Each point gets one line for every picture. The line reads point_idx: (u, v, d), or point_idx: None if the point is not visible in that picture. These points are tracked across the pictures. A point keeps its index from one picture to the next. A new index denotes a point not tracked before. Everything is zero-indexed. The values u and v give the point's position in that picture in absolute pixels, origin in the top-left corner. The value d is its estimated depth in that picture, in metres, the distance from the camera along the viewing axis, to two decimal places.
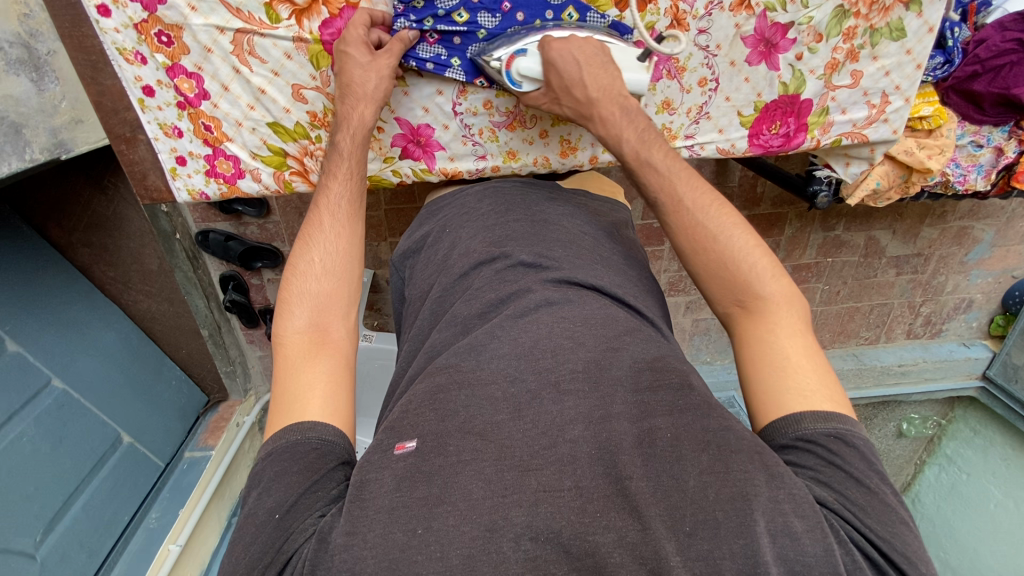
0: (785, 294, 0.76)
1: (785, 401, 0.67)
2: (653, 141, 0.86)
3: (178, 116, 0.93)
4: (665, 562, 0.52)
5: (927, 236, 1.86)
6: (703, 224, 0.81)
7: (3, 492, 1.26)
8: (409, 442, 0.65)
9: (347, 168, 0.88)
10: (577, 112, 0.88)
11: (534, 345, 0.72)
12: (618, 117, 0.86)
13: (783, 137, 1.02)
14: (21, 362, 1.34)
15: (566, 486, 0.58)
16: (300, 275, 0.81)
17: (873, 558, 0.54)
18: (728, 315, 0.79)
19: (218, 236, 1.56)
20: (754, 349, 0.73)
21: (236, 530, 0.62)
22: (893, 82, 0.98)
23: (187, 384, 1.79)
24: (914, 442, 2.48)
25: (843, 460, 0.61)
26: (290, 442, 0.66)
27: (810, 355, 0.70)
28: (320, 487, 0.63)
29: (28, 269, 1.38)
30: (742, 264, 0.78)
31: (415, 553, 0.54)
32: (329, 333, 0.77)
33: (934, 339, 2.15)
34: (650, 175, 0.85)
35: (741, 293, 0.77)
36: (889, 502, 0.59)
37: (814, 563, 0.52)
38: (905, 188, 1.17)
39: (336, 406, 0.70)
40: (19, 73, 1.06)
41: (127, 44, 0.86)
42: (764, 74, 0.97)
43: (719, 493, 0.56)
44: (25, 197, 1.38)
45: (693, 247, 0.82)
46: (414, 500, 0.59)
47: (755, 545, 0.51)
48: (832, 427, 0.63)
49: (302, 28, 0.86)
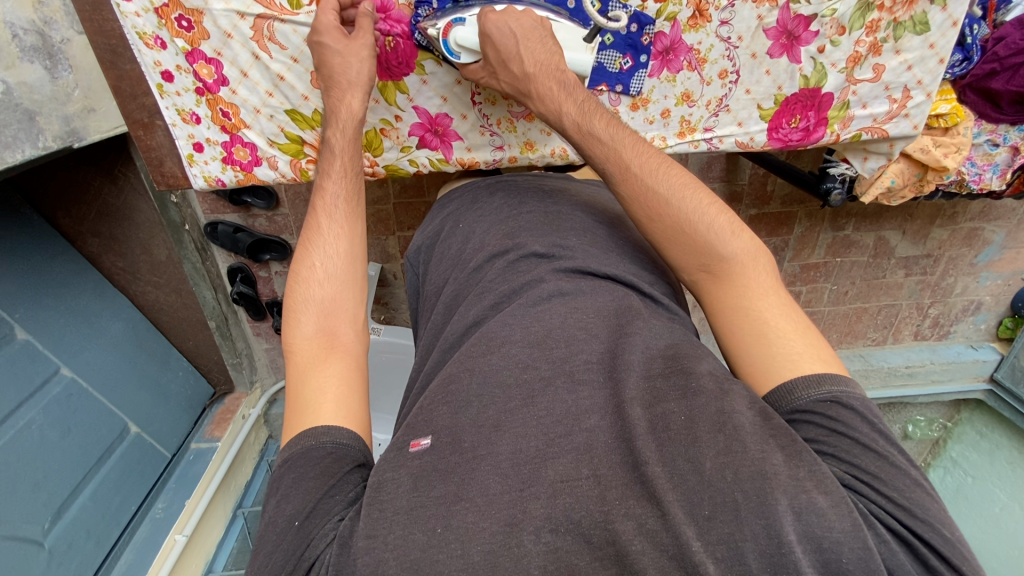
0: (747, 250, 0.76)
1: (776, 371, 0.67)
2: (593, 112, 0.83)
3: (197, 101, 0.92)
4: (687, 548, 0.51)
5: (937, 236, 1.86)
6: (654, 190, 0.79)
7: (12, 480, 1.26)
8: (424, 439, 0.65)
9: (339, 166, 0.86)
10: (515, 88, 0.85)
11: (548, 334, 0.71)
12: (554, 92, 0.83)
13: (803, 131, 1.01)
14: (31, 351, 1.34)
15: (584, 475, 0.57)
16: (303, 283, 0.80)
17: (896, 529, 0.53)
18: (695, 282, 0.78)
19: (226, 228, 1.56)
20: (733, 317, 0.73)
21: (257, 538, 0.62)
22: (915, 76, 0.96)
23: (194, 375, 1.79)
24: (919, 444, 2.46)
25: (847, 426, 0.59)
26: (304, 448, 0.65)
27: (790, 316, 0.70)
28: (336, 491, 0.63)
29: (37, 257, 1.38)
30: (699, 225, 0.77)
31: (436, 552, 0.54)
32: (338, 335, 0.77)
33: (941, 342, 2.15)
34: (596, 145, 0.82)
35: (706, 258, 0.76)
36: (898, 463, 0.57)
37: (843, 540, 0.50)
38: (919, 187, 1.17)
39: (348, 409, 0.70)
40: (33, 60, 1.06)
41: (147, 29, 0.86)
42: (785, 67, 0.96)
43: (737, 473, 0.54)
44: (37, 185, 1.38)
45: (648, 215, 0.80)
46: (432, 499, 0.58)
47: (778, 525, 0.50)
48: (827, 391, 0.62)
49: None
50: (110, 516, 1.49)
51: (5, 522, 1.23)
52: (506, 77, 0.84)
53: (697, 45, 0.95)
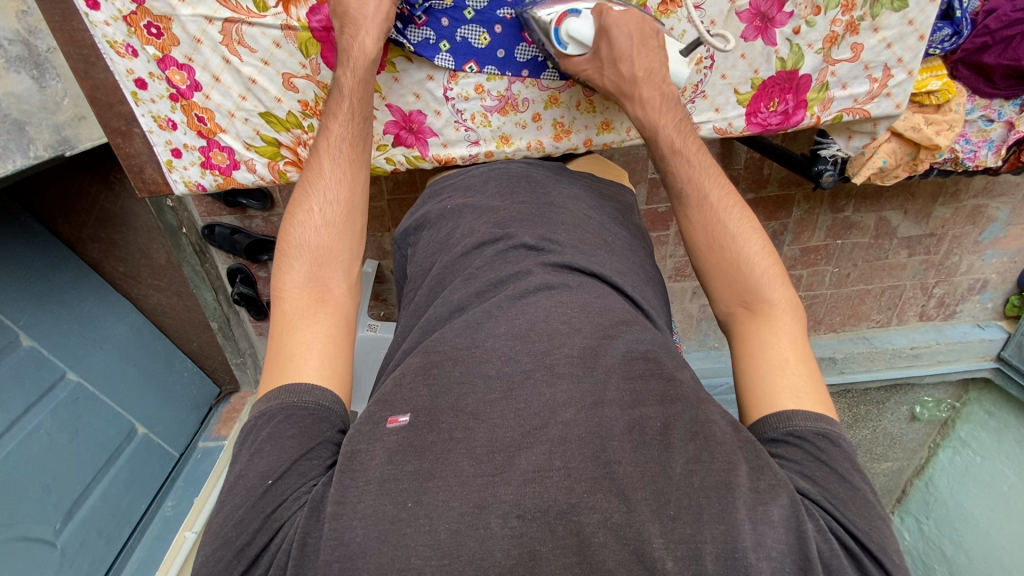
0: (792, 303, 0.78)
1: (776, 399, 0.68)
2: (687, 133, 0.89)
3: (171, 108, 0.93)
4: (647, 544, 0.52)
5: (940, 215, 1.82)
6: (723, 224, 0.84)
7: (22, 483, 1.30)
8: (402, 416, 0.63)
9: (348, 107, 0.85)
10: (618, 87, 0.89)
11: (530, 328, 0.71)
12: (656, 101, 0.88)
13: (782, 115, 1.00)
14: (36, 356, 1.38)
15: (556, 466, 0.57)
16: (299, 224, 0.81)
17: (850, 547, 0.55)
18: (730, 315, 0.81)
19: (223, 230, 1.56)
20: (753, 346, 0.74)
21: (223, 492, 0.60)
22: (895, 54, 0.95)
23: (199, 376, 1.82)
24: (928, 425, 2.44)
25: (829, 458, 0.62)
26: (288, 405, 0.65)
27: (805, 359, 0.72)
28: (314, 456, 0.62)
29: (37, 264, 1.41)
30: (754, 268, 0.81)
31: (404, 526, 0.53)
32: (329, 288, 0.77)
33: (947, 322, 2.12)
34: (682, 165, 0.88)
35: (750, 295, 0.79)
36: (870, 497, 0.60)
37: (788, 552, 0.52)
38: (913, 166, 1.15)
39: (333, 369, 0.70)
40: (20, 70, 1.07)
41: (118, 37, 0.86)
42: (760, 50, 0.95)
43: (704, 481, 0.56)
44: (35, 194, 1.40)
45: (710, 243, 0.85)
46: (405, 473, 0.58)
47: (735, 531, 0.52)
48: (820, 425, 0.64)
49: (290, 16, 0.87)
50: (120, 514, 1.53)
51: (15, 522, 1.27)
52: (613, 75, 0.88)
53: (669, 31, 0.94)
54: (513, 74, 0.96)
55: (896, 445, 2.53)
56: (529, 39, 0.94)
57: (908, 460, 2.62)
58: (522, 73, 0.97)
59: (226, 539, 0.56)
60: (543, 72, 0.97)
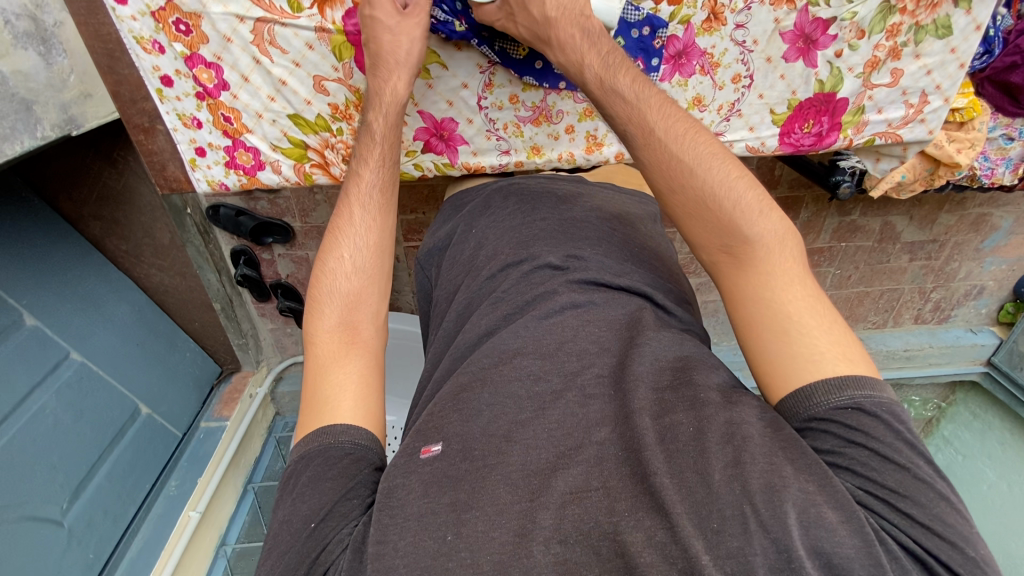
0: (775, 232, 0.71)
1: (794, 374, 0.63)
2: (619, 65, 0.79)
3: (197, 106, 0.91)
4: (695, 561, 0.50)
5: (944, 222, 1.84)
6: (678, 158, 0.75)
7: (30, 462, 1.30)
8: (435, 446, 0.64)
9: (378, 154, 0.85)
10: (534, 34, 0.81)
11: (558, 347, 0.71)
12: (576, 41, 0.80)
13: (815, 136, 1.02)
14: (40, 337, 1.36)
15: (594, 486, 0.57)
16: (329, 274, 0.80)
17: (908, 545, 0.51)
18: (714, 264, 0.74)
19: (229, 211, 1.53)
20: (754, 307, 0.68)
21: (270, 538, 0.60)
22: (933, 82, 0.97)
23: (202, 356, 1.81)
24: (913, 423, 2.51)
25: (869, 437, 0.56)
26: (324, 447, 0.64)
27: (810, 307, 0.66)
28: (353, 495, 0.61)
29: (39, 241, 1.38)
30: (725, 202, 0.72)
31: (446, 561, 0.53)
32: (358, 331, 0.76)
33: (941, 325, 2.16)
34: (618, 103, 0.78)
35: (730, 239, 0.71)
36: (924, 477, 0.54)
37: (855, 556, 0.49)
38: (931, 181, 1.14)
39: (368, 409, 0.69)
40: (27, 46, 1.02)
41: (144, 33, 0.84)
42: (800, 71, 0.96)
43: (746, 486, 0.53)
44: (37, 169, 1.37)
45: (670, 185, 0.75)
46: (442, 506, 0.58)
47: (787, 539, 0.49)
48: (848, 396, 0.59)
49: (325, 18, 0.84)
50: (125, 493, 1.54)
51: (24, 503, 1.28)
52: (525, 20, 0.81)
53: (710, 49, 0.94)
54: (549, 86, 0.95)
55: None
56: None
57: None
58: (559, 85, 0.95)
59: None
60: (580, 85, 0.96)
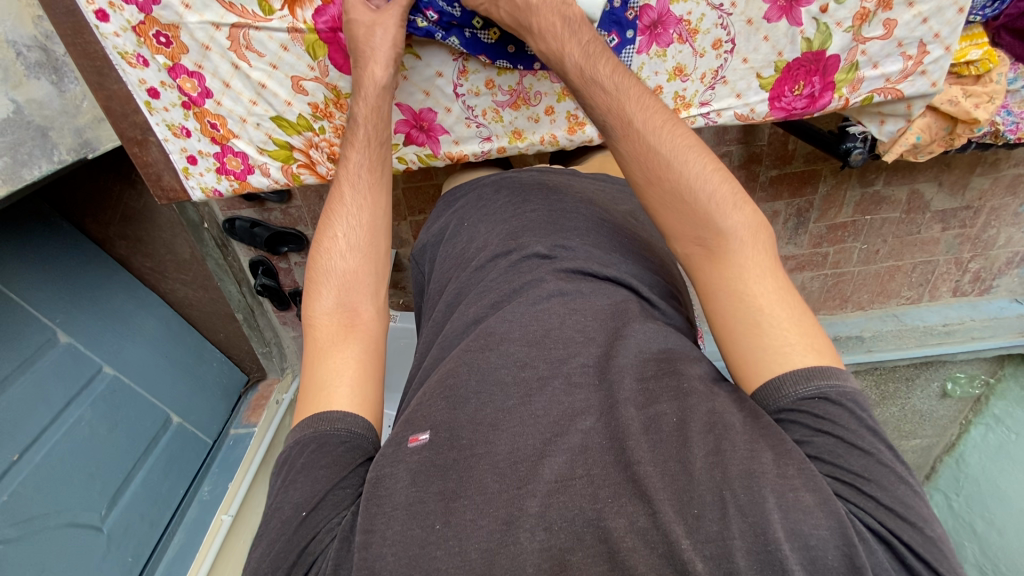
0: (749, 225, 0.70)
1: (765, 366, 0.62)
2: (598, 55, 0.81)
3: (185, 116, 0.95)
4: (676, 546, 0.50)
5: (977, 187, 1.74)
6: (655, 150, 0.75)
7: (69, 472, 1.37)
8: (423, 434, 0.63)
9: (363, 134, 0.86)
10: (515, 20, 0.82)
11: (545, 334, 0.71)
12: (557, 27, 0.81)
13: (807, 98, 0.99)
14: (73, 352, 1.43)
15: (578, 474, 0.56)
16: (325, 251, 0.81)
17: (876, 529, 0.51)
18: (688, 256, 0.73)
19: (243, 223, 1.58)
20: (726, 300, 0.67)
21: (263, 525, 0.61)
22: (931, 29, 0.91)
23: (228, 365, 1.87)
24: (960, 402, 2.37)
25: (833, 425, 0.56)
26: (321, 434, 0.65)
27: (782, 299, 0.65)
28: (346, 484, 0.62)
29: (70, 263, 1.45)
30: (700, 195, 0.72)
31: (433, 549, 0.54)
32: (357, 312, 0.77)
33: (982, 297, 2.05)
34: (599, 93, 0.79)
35: (704, 231, 0.70)
36: (886, 461, 0.54)
37: (829, 538, 0.49)
38: (950, 141, 1.09)
39: (364, 397, 0.69)
40: (39, 75, 1.08)
41: (128, 48, 0.87)
42: (785, 31, 0.93)
43: (726, 471, 0.53)
44: (62, 194, 1.44)
45: (648, 178, 0.76)
46: (431, 495, 0.58)
47: (765, 522, 0.49)
48: (815, 387, 0.58)
49: (296, 19, 0.86)
50: (161, 499, 1.60)
51: (66, 510, 1.35)
52: (508, 5, 0.82)
53: (687, 16, 0.92)
54: (523, 69, 0.95)
55: (925, 421, 2.48)
56: None
57: (938, 437, 2.56)
58: (533, 67, 0.94)
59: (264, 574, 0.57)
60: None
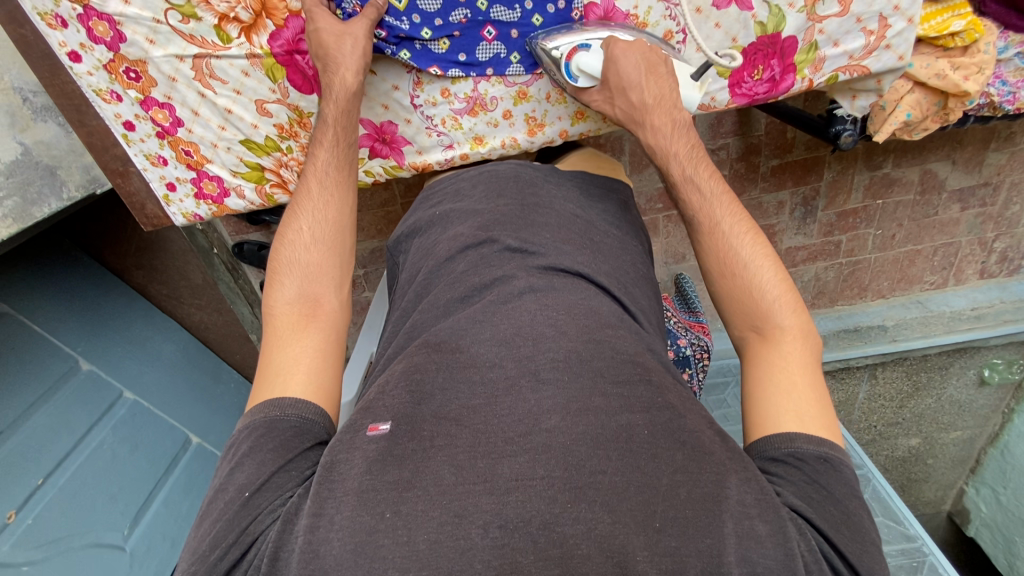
0: (807, 330, 0.75)
1: (777, 418, 0.68)
2: (700, 160, 0.88)
3: (160, 145, 0.99)
4: (631, 557, 0.52)
5: (994, 162, 1.66)
6: (735, 250, 0.82)
7: (90, 495, 1.42)
8: (383, 424, 0.64)
9: (331, 134, 0.89)
10: (629, 116, 0.90)
11: (515, 333, 0.70)
12: (667, 129, 0.88)
13: (769, 82, 0.98)
14: (94, 379, 1.49)
15: (539, 474, 0.56)
16: (289, 244, 0.85)
17: (837, 568, 0.57)
18: (743, 340, 0.79)
19: (252, 247, 1.53)
20: (764, 372, 0.73)
21: (208, 504, 0.63)
22: (890, 2, 0.91)
23: (245, 385, 1.93)
24: (999, 390, 2.23)
25: (826, 482, 0.62)
26: (270, 419, 0.67)
27: (815, 387, 0.70)
28: (292, 467, 0.64)
29: (91, 294, 1.54)
30: (766, 293, 0.78)
31: (381, 537, 0.53)
32: (320, 304, 0.80)
33: (1012, 278, 1.95)
34: (693, 194, 0.86)
35: (760, 321, 0.77)
36: (864, 523, 0.61)
37: (773, 566, 0.54)
38: (944, 116, 1.05)
39: (319, 384, 0.72)
40: (46, 119, 1.15)
41: (102, 85, 0.92)
42: (736, 16, 0.92)
43: (691, 493, 0.56)
44: (79, 230, 1.54)
45: (721, 271, 0.82)
46: (384, 483, 0.58)
47: (720, 545, 0.54)
48: (821, 450, 0.64)
49: (252, 45, 0.90)
50: (182, 517, 1.65)
51: (89, 531, 1.40)
52: (623, 103, 0.89)
53: (633, 10, 0.92)
54: (476, 74, 0.96)
55: (964, 412, 2.33)
56: (488, 36, 0.93)
57: (979, 429, 2.40)
58: (486, 72, 0.97)
59: (202, 555, 0.58)
60: (507, 68, 0.96)
